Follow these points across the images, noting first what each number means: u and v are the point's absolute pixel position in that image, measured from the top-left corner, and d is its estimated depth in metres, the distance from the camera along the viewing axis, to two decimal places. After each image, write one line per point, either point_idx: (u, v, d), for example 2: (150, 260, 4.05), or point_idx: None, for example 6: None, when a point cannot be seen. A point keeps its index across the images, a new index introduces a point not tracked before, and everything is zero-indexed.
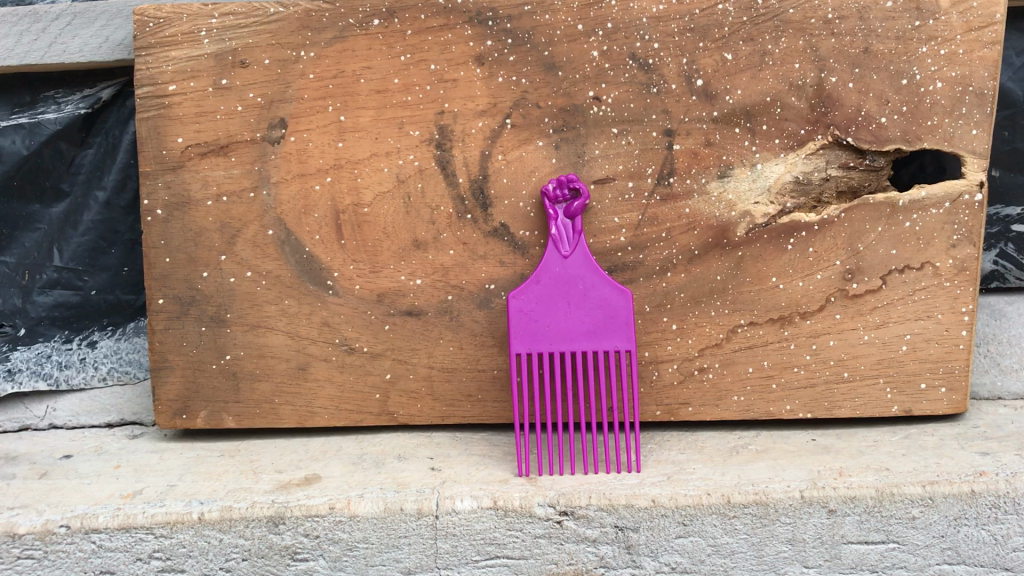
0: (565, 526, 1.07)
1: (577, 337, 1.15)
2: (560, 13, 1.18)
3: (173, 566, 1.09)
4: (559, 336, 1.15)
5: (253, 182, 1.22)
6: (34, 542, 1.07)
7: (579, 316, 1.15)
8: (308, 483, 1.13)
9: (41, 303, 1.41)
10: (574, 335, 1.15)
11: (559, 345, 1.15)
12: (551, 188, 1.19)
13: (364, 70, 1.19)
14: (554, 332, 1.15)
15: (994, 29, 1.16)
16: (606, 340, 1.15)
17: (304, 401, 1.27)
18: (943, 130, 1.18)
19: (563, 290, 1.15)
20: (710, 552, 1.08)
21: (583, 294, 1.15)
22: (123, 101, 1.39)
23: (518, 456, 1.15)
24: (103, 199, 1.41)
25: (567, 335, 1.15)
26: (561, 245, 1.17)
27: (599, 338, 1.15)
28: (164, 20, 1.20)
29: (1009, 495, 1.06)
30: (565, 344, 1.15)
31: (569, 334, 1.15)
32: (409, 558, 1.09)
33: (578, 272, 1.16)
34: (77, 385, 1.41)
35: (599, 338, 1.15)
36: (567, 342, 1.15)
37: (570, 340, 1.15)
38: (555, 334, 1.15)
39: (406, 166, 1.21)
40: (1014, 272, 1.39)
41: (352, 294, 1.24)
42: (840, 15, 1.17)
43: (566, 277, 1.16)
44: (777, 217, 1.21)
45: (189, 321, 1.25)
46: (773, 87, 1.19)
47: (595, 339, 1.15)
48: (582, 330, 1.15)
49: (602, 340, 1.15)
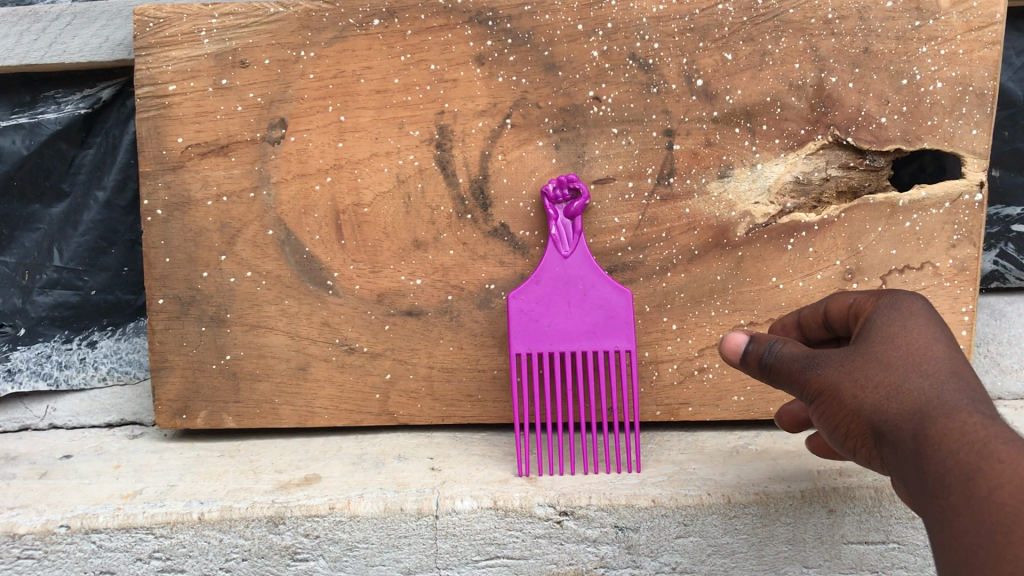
0: (564, 526, 1.07)
1: (577, 337, 1.15)
2: (560, 13, 1.18)
3: (173, 566, 1.09)
4: (559, 336, 1.15)
5: (253, 182, 1.22)
6: (34, 542, 1.07)
7: (579, 316, 1.15)
8: (308, 483, 1.13)
9: (41, 303, 1.41)
10: (574, 335, 1.15)
11: (558, 345, 1.15)
12: (551, 188, 1.19)
13: (364, 70, 1.19)
14: (554, 332, 1.15)
15: (994, 29, 1.16)
16: (606, 340, 1.15)
17: (304, 402, 1.27)
18: (943, 130, 1.18)
19: (563, 291, 1.15)
20: (710, 552, 1.08)
21: (583, 294, 1.15)
22: (123, 101, 1.39)
23: (518, 456, 1.15)
24: (104, 199, 1.41)
25: (567, 335, 1.15)
26: (561, 245, 1.17)
27: (599, 338, 1.15)
28: (163, 20, 1.20)
29: None
30: (564, 344, 1.15)
31: (569, 334, 1.15)
32: (409, 559, 1.09)
33: (578, 272, 1.16)
34: (77, 385, 1.41)
35: (599, 338, 1.15)
36: (567, 342, 1.15)
37: (570, 340, 1.15)
38: (555, 334, 1.15)
39: (406, 166, 1.21)
40: (1014, 272, 1.39)
41: (352, 293, 1.24)
42: (840, 15, 1.17)
43: (566, 278, 1.16)
44: (777, 217, 1.21)
45: (189, 321, 1.25)
46: (773, 87, 1.19)
47: (595, 339, 1.15)
48: (582, 330, 1.15)
49: (602, 340, 1.15)
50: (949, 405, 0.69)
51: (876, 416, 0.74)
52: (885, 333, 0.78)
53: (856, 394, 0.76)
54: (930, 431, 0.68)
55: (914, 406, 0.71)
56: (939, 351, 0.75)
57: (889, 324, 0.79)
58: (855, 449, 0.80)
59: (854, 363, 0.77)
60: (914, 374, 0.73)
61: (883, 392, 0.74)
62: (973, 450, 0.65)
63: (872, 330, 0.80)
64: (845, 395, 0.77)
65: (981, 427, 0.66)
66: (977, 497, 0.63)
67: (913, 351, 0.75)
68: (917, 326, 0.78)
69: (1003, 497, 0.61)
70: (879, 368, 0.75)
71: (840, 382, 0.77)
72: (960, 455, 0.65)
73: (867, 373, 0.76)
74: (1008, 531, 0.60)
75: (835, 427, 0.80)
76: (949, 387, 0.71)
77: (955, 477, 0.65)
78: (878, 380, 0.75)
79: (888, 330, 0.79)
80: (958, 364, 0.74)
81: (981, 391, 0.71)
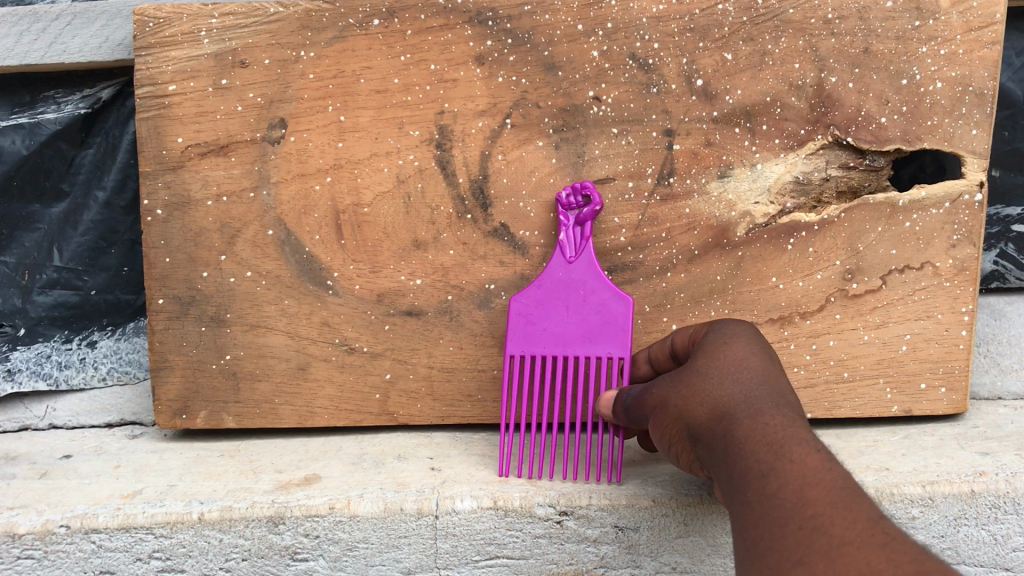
0: (565, 526, 1.08)
1: (572, 341, 1.14)
2: (560, 13, 1.18)
3: (173, 566, 1.09)
4: (554, 340, 1.14)
5: (253, 182, 1.22)
6: (34, 542, 1.07)
7: (576, 321, 1.14)
8: (308, 483, 1.13)
9: (41, 303, 1.41)
10: (568, 339, 1.14)
11: (553, 349, 1.14)
12: (564, 195, 1.19)
13: (364, 70, 1.19)
14: (550, 336, 1.14)
15: (994, 29, 1.16)
16: (601, 346, 1.14)
17: (304, 401, 1.27)
18: (943, 130, 1.18)
19: (563, 296, 1.15)
20: (710, 552, 1.08)
21: (582, 301, 1.15)
22: (123, 101, 1.39)
23: (502, 456, 1.15)
24: (104, 199, 1.41)
25: (562, 339, 1.14)
26: (567, 250, 1.17)
27: (594, 343, 1.14)
28: (163, 19, 1.20)
29: (1009, 495, 1.06)
30: (559, 348, 1.14)
31: (564, 338, 1.14)
32: (409, 559, 1.09)
33: (580, 278, 1.15)
34: (77, 385, 1.41)
35: (593, 343, 1.14)
36: (561, 346, 1.14)
37: (564, 344, 1.14)
38: (550, 337, 1.14)
39: (406, 166, 1.21)
40: (1014, 272, 1.39)
41: (352, 293, 1.24)
42: (840, 15, 1.17)
43: (569, 283, 1.15)
44: (777, 217, 1.21)
45: (189, 321, 1.25)
46: (773, 87, 1.19)
47: (589, 344, 1.14)
48: (577, 337, 1.14)
49: (596, 345, 1.14)
50: (753, 411, 0.81)
51: (693, 422, 0.86)
52: (711, 350, 0.92)
53: (680, 403, 0.88)
54: (735, 433, 0.79)
55: (724, 411, 0.83)
56: (753, 364, 0.88)
57: (716, 344, 0.92)
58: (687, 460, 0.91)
59: (681, 377, 0.90)
60: (727, 382, 0.86)
61: (699, 401, 0.86)
62: (769, 449, 0.76)
63: (703, 351, 0.93)
64: (672, 405, 0.89)
65: (778, 429, 0.78)
66: (767, 493, 0.72)
67: (730, 367, 0.88)
68: (738, 347, 0.90)
69: (786, 493, 0.71)
70: (699, 379, 0.88)
71: (670, 394, 0.90)
72: (758, 453, 0.76)
73: (690, 384, 0.88)
74: (785, 522, 0.69)
75: (664, 434, 0.92)
76: (756, 396, 0.83)
77: (753, 473, 0.75)
78: (698, 387, 0.87)
79: (715, 348, 0.92)
80: (769, 378, 0.86)
81: (785, 402, 0.83)
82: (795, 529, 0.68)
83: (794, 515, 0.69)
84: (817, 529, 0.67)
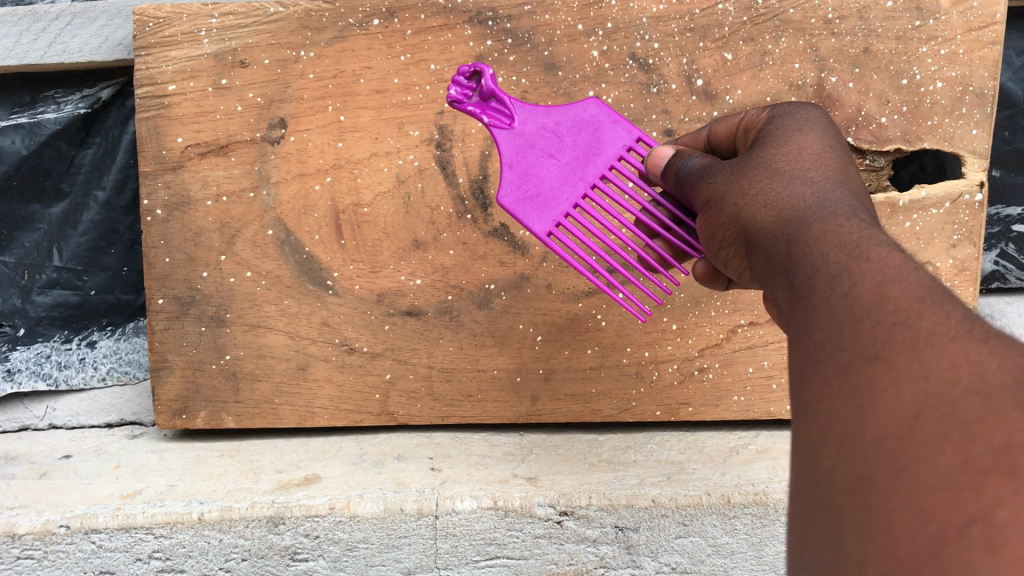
0: (565, 526, 1.09)
1: (583, 172, 0.98)
2: (560, 13, 1.18)
3: (173, 566, 1.10)
4: (567, 187, 0.98)
5: (253, 183, 1.22)
6: (33, 542, 1.07)
7: (567, 154, 0.98)
8: (308, 483, 1.14)
9: (41, 303, 1.42)
10: (579, 174, 0.98)
11: (573, 194, 0.98)
12: (451, 92, 1.02)
13: (364, 70, 1.19)
14: (560, 187, 0.98)
15: (994, 29, 1.16)
16: (609, 151, 0.99)
17: (303, 402, 1.27)
18: (943, 130, 1.18)
19: (536, 152, 0.98)
20: (710, 552, 1.11)
21: (556, 135, 0.98)
22: (123, 101, 1.39)
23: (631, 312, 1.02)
24: (104, 199, 1.41)
25: (573, 179, 0.98)
26: (499, 119, 1.00)
27: (603, 154, 0.99)
28: (164, 20, 1.20)
29: None
30: (578, 188, 0.98)
31: (575, 178, 0.98)
32: (409, 559, 1.11)
33: (533, 124, 0.98)
34: (77, 385, 1.41)
35: (603, 154, 0.99)
36: (577, 184, 0.98)
37: (579, 181, 0.98)
38: (563, 187, 0.98)
39: (406, 166, 1.21)
40: (1015, 272, 1.39)
41: (352, 294, 1.24)
42: (840, 15, 1.17)
43: (528, 140, 0.98)
44: None
45: (188, 321, 1.25)
46: (773, 87, 1.18)
47: (600, 159, 0.99)
48: (578, 161, 0.99)
49: (606, 154, 0.99)
50: (824, 212, 0.62)
51: (749, 222, 0.69)
52: (781, 142, 0.75)
53: (737, 202, 0.72)
54: (802, 235, 0.61)
55: (788, 211, 0.65)
56: (828, 161, 0.71)
57: (785, 133, 0.76)
58: (728, 263, 0.76)
59: (745, 172, 0.73)
60: (797, 183, 0.68)
61: (761, 200, 0.69)
62: (843, 250, 0.55)
63: (769, 142, 0.76)
64: (728, 204, 0.73)
65: (854, 231, 0.58)
66: (837, 294, 0.53)
67: (802, 163, 0.71)
68: (810, 142, 0.74)
69: (861, 292, 0.51)
70: (765, 176, 0.71)
71: (728, 192, 0.74)
72: (830, 256, 0.56)
73: (753, 182, 0.71)
74: (859, 323, 0.50)
75: (713, 235, 0.77)
76: (829, 194, 0.65)
77: (819, 276, 0.55)
78: (762, 186, 0.70)
79: (784, 137, 0.76)
80: (846, 177, 0.69)
81: (864, 205, 0.65)
82: (871, 326, 0.49)
83: (871, 312, 0.50)
84: (901, 324, 0.47)
